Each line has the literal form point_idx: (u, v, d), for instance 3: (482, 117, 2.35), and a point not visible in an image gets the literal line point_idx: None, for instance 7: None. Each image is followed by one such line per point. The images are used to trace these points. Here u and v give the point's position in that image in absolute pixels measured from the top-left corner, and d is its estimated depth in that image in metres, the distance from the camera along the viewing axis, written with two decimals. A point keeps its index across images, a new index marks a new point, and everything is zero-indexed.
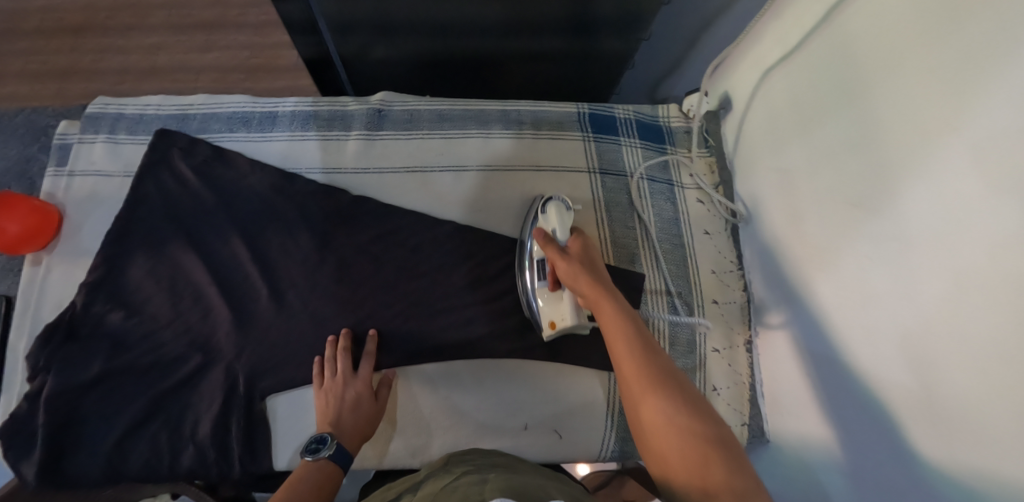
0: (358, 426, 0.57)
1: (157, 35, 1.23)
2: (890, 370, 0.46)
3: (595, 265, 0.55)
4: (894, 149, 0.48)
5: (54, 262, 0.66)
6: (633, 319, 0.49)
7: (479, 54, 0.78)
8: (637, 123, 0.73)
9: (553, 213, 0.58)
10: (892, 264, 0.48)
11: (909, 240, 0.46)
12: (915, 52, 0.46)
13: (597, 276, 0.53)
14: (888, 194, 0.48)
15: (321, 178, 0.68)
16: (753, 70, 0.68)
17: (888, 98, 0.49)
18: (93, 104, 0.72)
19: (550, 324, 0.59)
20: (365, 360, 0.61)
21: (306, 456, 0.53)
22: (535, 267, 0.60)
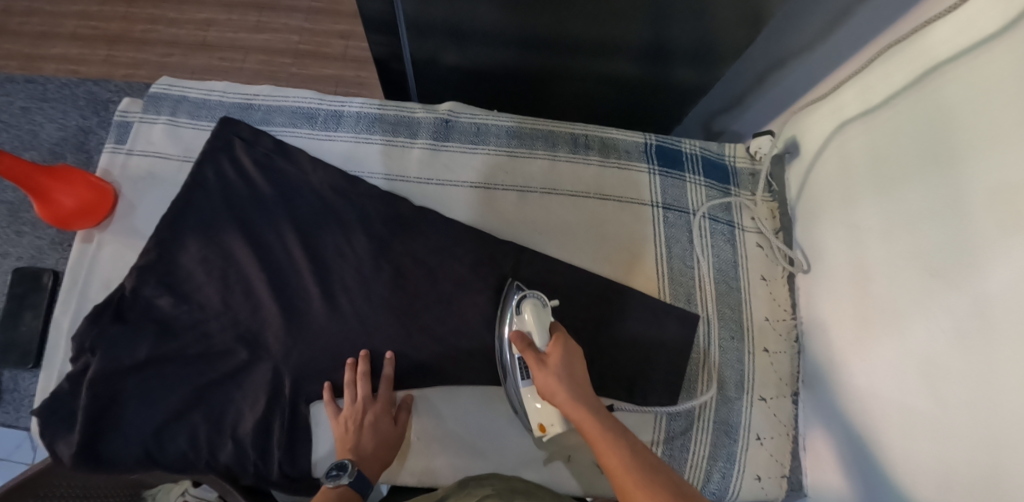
0: (377, 454, 0.58)
1: (209, 11, 1.25)
2: (960, 452, 0.45)
3: (580, 377, 0.53)
4: (980, 226, 0.46)
5: (106, 240, 0.65)
6: (624, 438, 0.46)
7: (549, 71, 0.77)
8: (703, 159, 0.73)
9: (530, 314, 0.57)
10: (968, 345, 0.46)
11: (989, 324, 0.44)
12: (1010, 131, 0.44)
13: (581, 394, 0.50)
14: (970, 271, 0.47)
15: (383, 183, 0.68)
16: (830, 119, 0.67)
17: (978, 172, 0.47)
18: (157, 84, 0.71)
19: (539, 427, 0.57)
20: (383, 384, 0.61)
21: (328, 482, 0.53)
22: (516, 369, 0.58)
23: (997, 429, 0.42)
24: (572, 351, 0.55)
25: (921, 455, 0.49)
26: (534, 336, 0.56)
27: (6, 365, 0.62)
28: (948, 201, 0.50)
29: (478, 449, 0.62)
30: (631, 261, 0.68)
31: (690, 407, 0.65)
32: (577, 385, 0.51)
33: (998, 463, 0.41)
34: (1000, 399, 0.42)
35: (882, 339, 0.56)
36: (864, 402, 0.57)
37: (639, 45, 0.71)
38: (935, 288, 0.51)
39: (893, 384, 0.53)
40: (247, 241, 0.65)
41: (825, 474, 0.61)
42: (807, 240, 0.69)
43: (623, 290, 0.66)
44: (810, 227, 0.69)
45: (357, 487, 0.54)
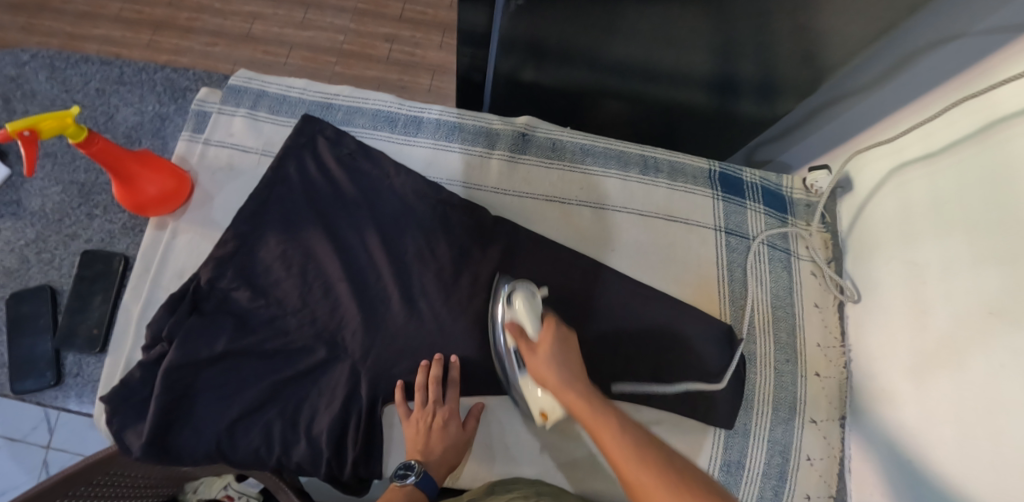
0: (445, 456, 0.59)
1: (256, 5, 1.25)
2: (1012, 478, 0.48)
3: (570, 353, 0.56)
4: None
5: (182, 227, 0.65)
6: (615, 413, 0.49)
7: (620, 94, 0.80)
8: (762, 189, 0.76)
9: (521, 307, 0.58)
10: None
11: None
12: None
13: (571, 369, 0.54)
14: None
15: (461, 191, 0.69)
16: (888, 159, 0.71)
17: None
18: (237, 76, 0.72)
19: (539, 413, 0.58)
20: (451, 387, 0.61)
21: (396, 480, 0.55)
22: (511, 357, 0.60)
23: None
24: (559, 329, 0.57)
25: (975, 477, 0.52)
26: (526, 325, 0.57)
27: (74, 348, 0.60)
28: (1012, 245, 0.53)
29: (545, 458, 0.64)
30: (696, 281, 0.70)
31: (747, 425, 0.67)
32: (564, 367, 0.54)
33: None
34: None
35: (939, 372, 0.59)
36: (919, 429, 0.60)
37: (711, 76, 0.74)
38: (995, 325, 0.54)
39: (953, 413, 0.56)
40: (326, 239, 0.65)
41: (872, 496, 0.63)
42: (864, 275, 0.73)
43: (690, 310, 0.68)
44: (869, 262, 0.72)
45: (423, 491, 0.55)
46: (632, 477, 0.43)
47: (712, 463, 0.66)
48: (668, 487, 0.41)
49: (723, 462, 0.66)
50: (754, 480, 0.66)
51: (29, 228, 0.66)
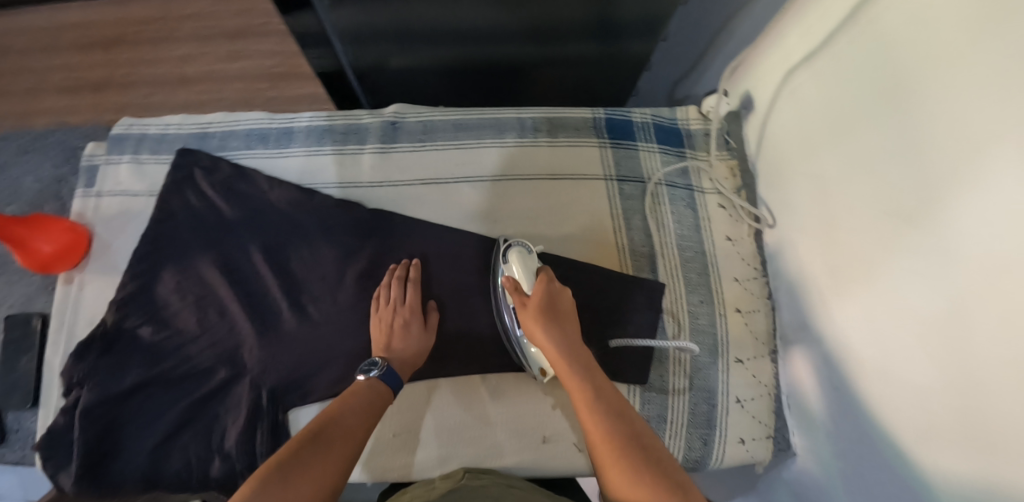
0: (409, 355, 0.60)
1: (185, 47, 1.29)
2: (934, 391, 0.44)
3: (563, 318, 0.57)
4: (937, 159, 0.44)
5: (88, 279, 0.69)
6: (598, 386, 0.50)
7: (496, 62, 0.77)
8: (655, 127, 0.72)
9: (515, 261, 0.61)
10: (934, 280, 0.44)
11: (957, 260, 0.42)
12: (953, 54, 0.42)
13: (563, 334, 0.55)
14: (934, 204, 0.45)
15: (337, 192, 0.69)
16: (777, 66, 0.65)
17: (929, 105, 0.45)
18: (118, 125, 0.74)
19: (540, 369, 0.61)
20: (411, 287, 0.63)
21: (360, 374, 0.56)
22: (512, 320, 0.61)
23: (974, 369, 0.40)
24: (553, 283, 0.59)
25: (900, 397, 0.47)
26: (522, 283, 0.59)
27: (10, 406, 0.65)
28: (899, 136, 0.48)
29: (456, 439, 0.61)
30: (592, 238, 0.67)
31: (664, 376, 0.64)
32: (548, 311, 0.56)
33: (980, 400, 0.39)
34: (976, 334, 0.40)
35: (854, 292, 0.54)
36: (841, 352, 0.55)
37: (576, 21, 0.70)
38: (897, 229, 0.49)
39: (870, 331, 0.51)
40: (212, 265, 0.67)
41: (813, 430, 0.59)
42: (771, 195, 0.67)
43: (584, 268, 0.66)
44: (775, 182, 0.67)
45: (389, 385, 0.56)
46: (600, 443, 0.45)
47: None
48: (629, 472, 0.42)
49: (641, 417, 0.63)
50: (678, 433, 0.63)
51: None
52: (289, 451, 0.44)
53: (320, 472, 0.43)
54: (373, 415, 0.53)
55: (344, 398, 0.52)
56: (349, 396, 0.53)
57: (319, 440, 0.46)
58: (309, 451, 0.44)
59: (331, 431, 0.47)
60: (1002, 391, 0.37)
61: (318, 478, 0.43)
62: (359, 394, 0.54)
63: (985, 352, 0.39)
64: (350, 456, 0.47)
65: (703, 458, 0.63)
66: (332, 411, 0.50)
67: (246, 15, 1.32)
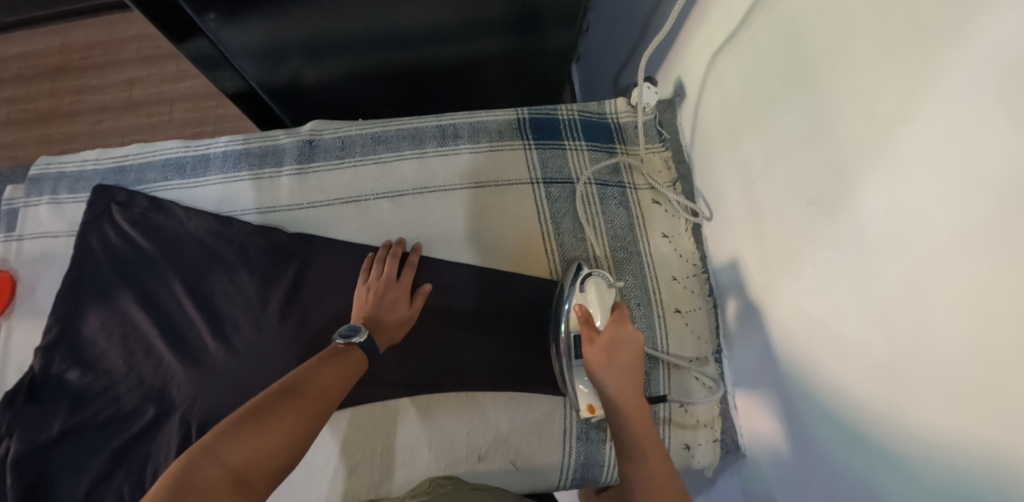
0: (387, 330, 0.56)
1: (130, 70, 1.27)
2: (858, 388, 0.41)
3: (632, 363, 0.52)
4: (847, 141, 0.41)
5: (15, 324, 0.68)
6: (655, 455, 0.47)
7: (416, 67, 0.74)
8: (582, 123, 0.68)
9: (593, 291, 0.57)
10: (852, 271, 0.42)
11: (872, 252, 0.39)
12: (853, 27, 0.39)
13: (629, 383, 0.51)
14: (847, 191, 0.42)
15: (256, 218, 0.67)
16: (699, 49, 0.61)
17: (837, 83, 0.41)
18: (36, 164, 0.72)
19: (587, 406, 0.56)
20: (410, 268, 0.61)
21: (339, 338, 0.52)
22: (567, 349, 0.56)
23: (893, 364, 0.38)
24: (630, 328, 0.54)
25: (826, 395, 0.45)
26: (597, 317, 0.55)
27: None
28: (814, 120, 0.45)
29: (388, 466, 0.60)
30: (520, 246, 0.65)
31: None
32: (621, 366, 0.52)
33: (899, 399, 0.37)
34: (895, 326, 0.37)
35: (782, 285, 0.51)
36: (775, 345, 0.53)
37: (486, 17, 0.67)
38: (817, 219, 0.46)
39: (800, 327, 0.49)
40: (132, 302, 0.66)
41: (754, 429, 0.57)
42: (705, 186, 0.64)
43: (512, 278, 0.63)
44: (708, 172, 0.63)
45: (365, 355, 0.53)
46: None
47: (569, 432, 0.61)
48: None
49: (579, 428, 0.61)
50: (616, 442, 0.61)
51: None
52: (256, 404, 0.42)
53: (286, 428, 0.41)
54: (349, 377, 0.50)
55: (319, 359, 0.49)
56: (327, 357, 0.50)
57: (289, 394, 0.44)
58: (278, 406, 0.42)
59: (304, 387, 0.45)
60: (925, 391, 0.35)
61: (283, 435, 0.41)
62: (335, 355, 0.50)
63: (903, 348, 0.37)
64: (322, 413, 0.44)
65: None
66: (311, 367, 0.48)
67: None
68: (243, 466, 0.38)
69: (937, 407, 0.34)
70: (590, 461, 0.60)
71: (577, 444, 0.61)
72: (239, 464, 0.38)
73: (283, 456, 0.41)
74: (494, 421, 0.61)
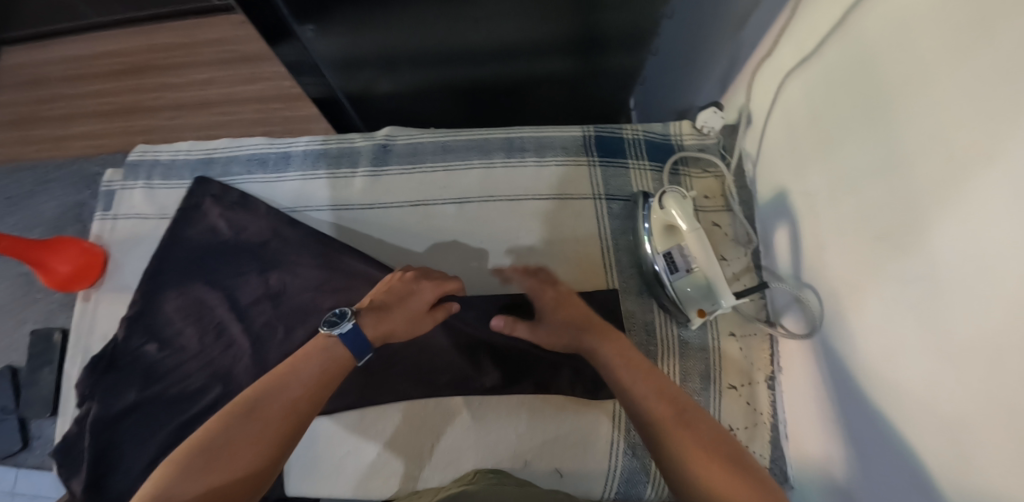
0: (389, 322, 0.54)
1: (207, 71, 1.36)
2: (923, 424, 0.41)
3: (564, 309, 0.58)
4: (920, 178, 0.42)
5: (102, 296, 0.73)
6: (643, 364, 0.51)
7: (486, 81, 0.77)
8: (647, 143, 0.70)
9: (672, 204, 0.59)
10: (920, 306, 0.42)
11: (941, 291, 0.40)
12: (939, 66, 0.39)
13: (566, 323, 0.56)
14: (916, 229, 0.42)
15: (330, 214, 0.71)
16: (768, 78, 0.62)
17: (913, 120, 0.42)
18: (134, 152, 0.79)
19: (698, 312, 0.59)
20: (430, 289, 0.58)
21: (324, 326, 0.51)
22: (663, 267, 0.61)
23: (962, 400, 0.38)
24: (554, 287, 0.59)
25: (885, 425, 0.45)
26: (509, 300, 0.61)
27: (30, 416, 0.70)
28: (885, 155, 0.45)
29: (437, 462, 0.62)
30: (578, 259, 0.66)
31: None
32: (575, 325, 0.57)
33: (967, 436, 0.37)
34: (967, 364, 0.38)
35: (843, 319, 0.51)
36: (832, 374, 0.53)
37: (557, 37, 0.70)
38: (883, 253, 0.46)
39: (860, 359, 0.49)
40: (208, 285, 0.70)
41: (807, 457, 0.57)
42: (766, 212, 0.64)
43: (570, 291, 0.65)
44: (770, 198, 0.63)
45: (349, 354, 0.51)
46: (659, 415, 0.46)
47: (615, 447, 0.61)
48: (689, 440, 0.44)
49: (625, 443, 0.61)
50: None
51: None
52: (217, 431, 0.44)
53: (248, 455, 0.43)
54: (329, 378, 0.49)
55: (299, 358, 0.49)
56: (303, 358, 0.49)
57: (252, 415, 0.45)
58: (243, 429, 0.44)
59: (264, 407, 0.45)
60: (993, 431, 0.35)
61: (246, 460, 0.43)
62: (312, 353, 0.50)
63: (971, 391, 0.37)
64: (288, 434, 0.45)
65: None
66: (280, 375, 0.48)
67: None
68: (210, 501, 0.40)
69: (1007, 448, 0.34)
70: (635, 477, 0.61)
71: (623, 459, 0.61)
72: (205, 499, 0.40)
73: (245, 483, 0.42)
74: (542, 428, 0.62)
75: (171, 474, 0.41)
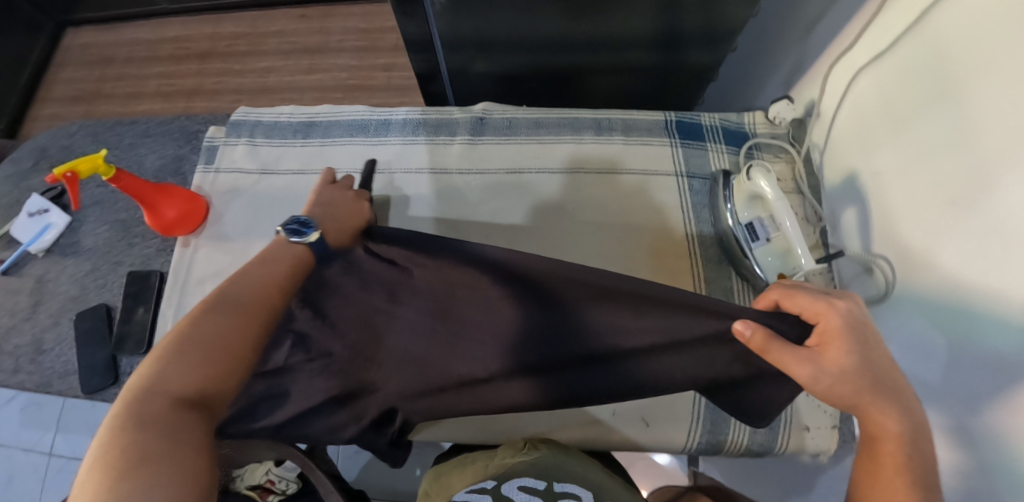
0: (341, 228, 0.61)
1: (269, 60, 1.41)
2: (992, 360, 0.47)
3: (866, 346, 0.42)
4: (988, 145, 0.48)
5: (202, 243, 0.76)
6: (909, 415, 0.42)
7: (570, 68, 0.85)
8: (723, 129, 0.77)
9: (760, 176, 0.63)
10: (991, 255, 0.48)
11: (1007, 241, 0.46)
12: (1000, 49, 0.46)
13: (858, 364, 0.41)
14: (983, 190, 0.49)
15: (429, 177, 0.76)
16: (839, 74, 0.69)
17: (979, 97, 0.49)
18: (236, 113, 0.84)
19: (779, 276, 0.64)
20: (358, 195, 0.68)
21: (292, 235, 0.57)
22: (744, 235, 0.66)
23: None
24: (850, 310, 0.43)
25: (961, 368, 0.51)
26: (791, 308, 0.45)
27: (125, 352, 0.72)
28: (953, 130, 0.52)
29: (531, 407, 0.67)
30: (662, 228, 0.72)
31: None
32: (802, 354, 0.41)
33: None
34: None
35: (913, 280, 0.57)
36: (906, 332, 0.58)
37: (644, 32, 0.78)
38: (954, 214, 0.53)
39: (934, 313, 0.54)
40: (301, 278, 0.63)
41: None
42: (835, 194, 0.71)
43: (656, 257, 0.71)
44: (840, 181, 0.70)
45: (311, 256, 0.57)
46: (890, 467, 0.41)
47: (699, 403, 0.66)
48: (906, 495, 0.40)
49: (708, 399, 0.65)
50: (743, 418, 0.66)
51: (86, 261, 0.79)
52: (195, 325, 0.47)
53: (231, 353, 0.47)
54: (289, 279, 0.54)
55: (261, 261, 0.54)
56: (264, 261, 0.54)
57: (224, 313, 0.49)
58: (219, 326, 0.47)
59: (242, 304, 0.50)
60: None
61: (228, 358, 0.46)
62: (253, 269, 0.53)
63: None
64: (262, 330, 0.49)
65: (767, 442, 0.66)
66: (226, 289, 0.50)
67: (324, 32, 1.43)
68: (200, 395, 0.44)
69: None
70: (716, 432, 0.65)
71: (706, 413, 0.65)
72: (191, 393, 0.43)
73: (231, 377, 0.46)
74: None
75: (149, 376, 0.43)
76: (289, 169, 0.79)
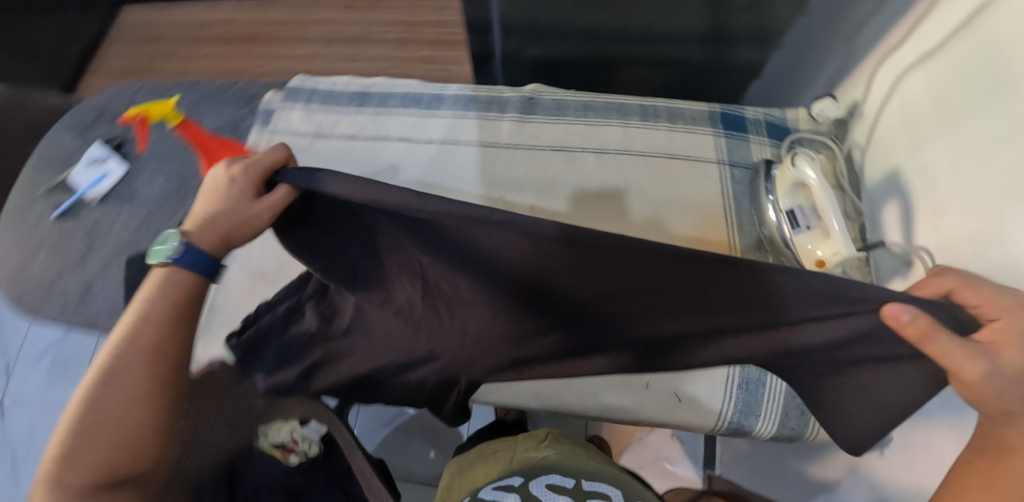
0: (214, 225, 0.47)
1: (314, 46, 1.46)
2: None
3: None
4: None
5: None
6: None
7: (619, 56, 0.88)
8: (766, 123, 0.79)
9: (804, 163, 0.65)
10: None
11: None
12: None
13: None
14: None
15: (478, 149, 0.79)
16: (886, 77, 0.72)
17: None
18: (294, 80, 0.87)
19: (819, 263, 0.63)
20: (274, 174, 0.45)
21: (165, 259, 0.50)
22: (784, 221, 0.67)
23: None
24: None
25: None
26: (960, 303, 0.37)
27: None
28: (1003, 122, 0.54)
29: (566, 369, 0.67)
30: (703, 213, 0.74)
31: None
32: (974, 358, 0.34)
33: None
34: None
35: (957, 269, 0.59)
36: None
37: (693, 26, 0.80)
38: (999, 202, 0.54)
39: None
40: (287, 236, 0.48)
41: None
42: (876, 190, 0.73)
43: (696, 240, 0.73)
44: (883, 176, 0.72)
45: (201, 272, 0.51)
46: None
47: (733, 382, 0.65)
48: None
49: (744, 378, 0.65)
50: (777, 401, 0.65)
51: (141, 209, 0.82)
52: (87, 391, 0.50)
53: (115, 414, 0.50)
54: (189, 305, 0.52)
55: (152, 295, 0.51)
56: (149, 295, 0.51)
57: (116, 400, 0.50)
58: (106, 388, 0.50)
59: (141, 335, 0.51)
60: None
61: (119, 408, 0.50)
62: (163, 291, 0.51)
63: None
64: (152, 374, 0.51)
65: (799, 427, 0.66)
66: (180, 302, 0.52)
67: (369, 22, 1.48)
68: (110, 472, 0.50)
69: None
70: (748, 412, 0.65)
71: (740, 393, 0.65)
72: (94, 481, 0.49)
73: (136, 429, 0.51)
74: None
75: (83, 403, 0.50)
76: (343, 134, 0.82)
